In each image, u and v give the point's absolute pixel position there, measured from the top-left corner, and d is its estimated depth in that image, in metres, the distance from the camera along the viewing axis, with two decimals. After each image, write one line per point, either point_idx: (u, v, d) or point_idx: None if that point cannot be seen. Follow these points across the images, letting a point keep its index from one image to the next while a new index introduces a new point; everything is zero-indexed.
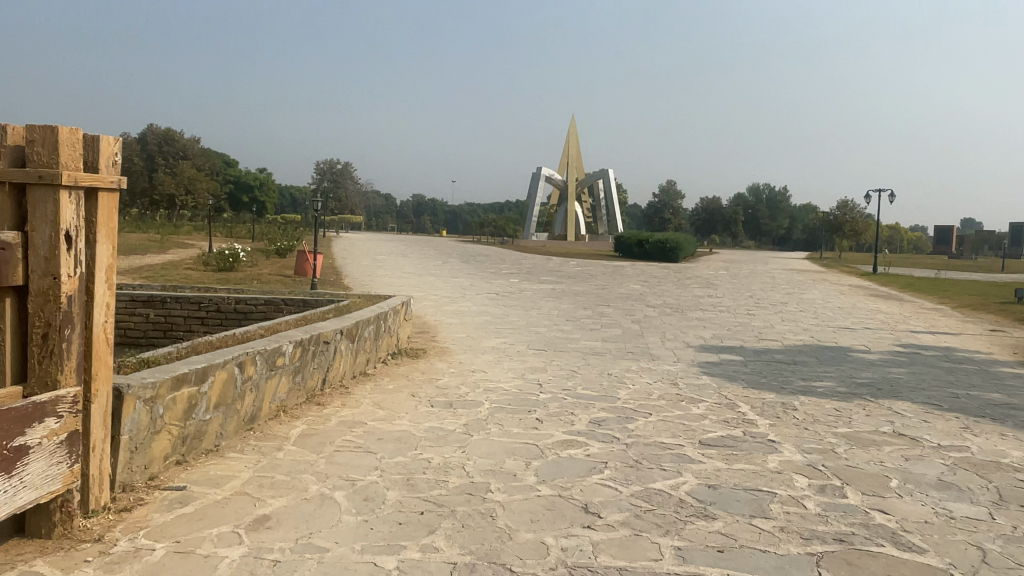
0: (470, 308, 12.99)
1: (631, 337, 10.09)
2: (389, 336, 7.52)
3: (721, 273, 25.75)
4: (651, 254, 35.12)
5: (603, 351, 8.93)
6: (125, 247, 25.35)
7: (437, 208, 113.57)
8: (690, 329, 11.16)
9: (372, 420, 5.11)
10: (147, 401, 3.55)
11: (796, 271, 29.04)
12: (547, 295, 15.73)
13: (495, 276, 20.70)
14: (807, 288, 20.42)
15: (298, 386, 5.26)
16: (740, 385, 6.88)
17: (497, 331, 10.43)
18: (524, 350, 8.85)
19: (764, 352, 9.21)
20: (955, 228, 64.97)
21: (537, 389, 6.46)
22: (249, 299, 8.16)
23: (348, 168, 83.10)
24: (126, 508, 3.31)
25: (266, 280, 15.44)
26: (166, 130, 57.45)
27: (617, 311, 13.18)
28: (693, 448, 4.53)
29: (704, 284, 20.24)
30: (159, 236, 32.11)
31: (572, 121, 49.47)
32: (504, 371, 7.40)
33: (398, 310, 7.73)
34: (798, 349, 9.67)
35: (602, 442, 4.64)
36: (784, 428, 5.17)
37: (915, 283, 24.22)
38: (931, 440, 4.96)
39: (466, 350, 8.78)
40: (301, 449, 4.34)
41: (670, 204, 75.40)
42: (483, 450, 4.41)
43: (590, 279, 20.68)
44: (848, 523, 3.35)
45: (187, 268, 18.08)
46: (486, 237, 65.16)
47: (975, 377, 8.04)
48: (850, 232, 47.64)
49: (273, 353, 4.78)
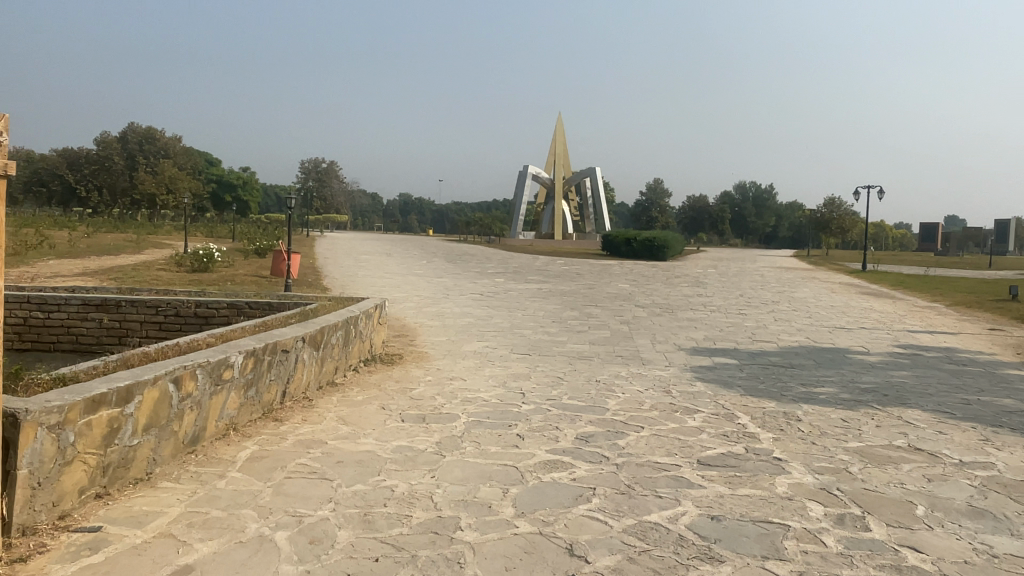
0: (453, 310, 12.47)
1: (620, 340, 9.61)
2: (361, 341, 6.98)
3: (710, 272, 25.38)
4: (638, 253, 34.77)
5: (591, 354, 8.44)
6: (99, 247, 24.57)
7: (424, 207, 113.04)
8: (681, 330, 10.69)
9: (333, 439, 4.56)
10: (52, 428, 3.02)
11: (786, 269, 28.72)
12: (533, 295, 15.22)
13: (480, 276, 20.17)
14: (798, 287, 20.04)
15: (250, 402, 4.72)
16: (737, 392, 6.41)
17: (479, 334, 9.92)
18: (508, 354, 8.35)
19: (759, 355, 8.75)
20: (939, 226, 65.07)
21: (520, 398, 5.96)
22: (210, 303, 7.57)
23: (334, 167, 82.30)
24: (22, 557, 2.76)
25: (241, 282, 14.87)
26: (147, 129, 56.60)
27: (605, 312, 12.69)
28: (692, 469, 4.03)
29: (694, 284, 19.80)
30: (139, 236, 31.43)
31: (559, 120, 49.06)
32: (484, 378, 6.90)
33: (370, 313, 7.17)
34: (795, 350, 9.22)
35: (589, 463, 4.14)
36: (790, 443, 4.69)
37: (906, 281, 23.98)
38: (952, 456, 4.49)
39: (445, 355, 8.26)
40: (246, 477, 3.80)
41: (657, 202, 75.23)
42: (454, 475, 3.89)
43: (578, 279, 20.21)
44: (877, 566, 2.86)
45: (160, 268, 17.45)
46: (473, 237, 64.73)
47: (984, 381, 7.61)
48: (837, 230, 47.46)
49: (218, 365, 4.24)
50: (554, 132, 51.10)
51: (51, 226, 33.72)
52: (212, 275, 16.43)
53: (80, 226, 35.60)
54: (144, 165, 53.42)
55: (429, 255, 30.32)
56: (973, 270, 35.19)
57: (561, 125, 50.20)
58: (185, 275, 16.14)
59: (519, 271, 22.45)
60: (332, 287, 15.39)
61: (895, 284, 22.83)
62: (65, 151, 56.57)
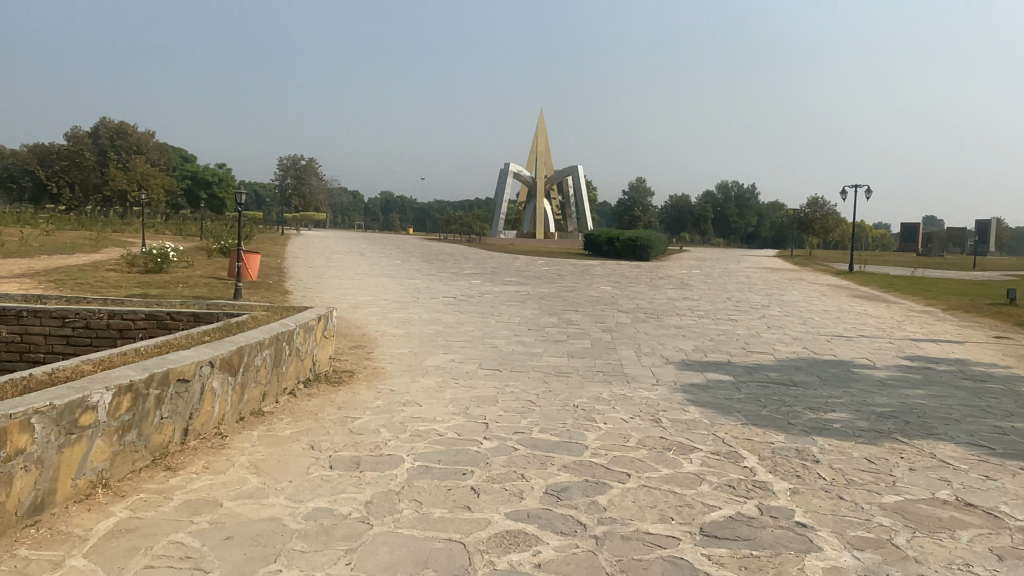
0: (420, 315, 11.42)
1: (602, 351, 8.63)
2: (298, 360, 5.95)
3: (695, 274, 24.50)
4: (622, 253, 33.92)
5: (569, 371, 7.45)
6: (55, 246, 23.15)
7: (405, 205, 111.48)
8: (668, 339, 9.73)
9: (233, 499, 3.54)
10: None
11: (771, 270, 27.97)
12: (510, 299, 14.22)
13: (456, 277, 19.11)
14: (787, 289, 19.23)
15: (126, 450, 3.70)
16: (737, 420, 5.46)
17: (446, 344, 8.91)
18: (474, 370, 7.34)
19: (757, 370, 7.83)
20: (920, 227, 64.88)
21: (480, 432, 4.95)
22: (125, 313, 6.51)
23: (312, 163, 80.58)
24: None
25: (194, 284, 13.71)
26: (120, 123, 54.40)
27: (586, 318, 11.73)
28: (694, 547, 3.06)
29: (680, 286, 18.90)
30: (102, 235, 29.91)
31: (541, 117, 48.07)
32: (443, 401, 5.89)
33: (311, 326, 6.16)
34: (795, 364, 8.29)
35: (559, 535, 3.15)
36: (814, 499, 3.74)
37: (894, 283, 23.29)
38: (1016, 517, 3.57)
39: (403, 371, 7.23)
40: (90, 568, 2.78)
41: (640, 200, 74.65)
42: (378, 560, 2.90)
43: (558, 280, 19.24)
44: None
45: (109, 268, 16.18)
46: (454, 236, 63.47)
47: (1010, 402, 6.76)
48: (821, 229, 46.94)
49: (68, 409, 3.23)
50: (537, 129, 50.03)
51: (9, 223, 32.10)
52: (166, 276, 15.26)
53: (41, 222, 33.98)
54: (115, 161, 51.71)
55: (405, 254, 29.15)
56: (956, 271, 35.38)
57: (543, 121, 49.16)
58: (135, 277, 14.96)
59: (497, 272, 21.44)
60: (295, 290, 14.30)
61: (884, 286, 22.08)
62: (34, 146, 54.71)
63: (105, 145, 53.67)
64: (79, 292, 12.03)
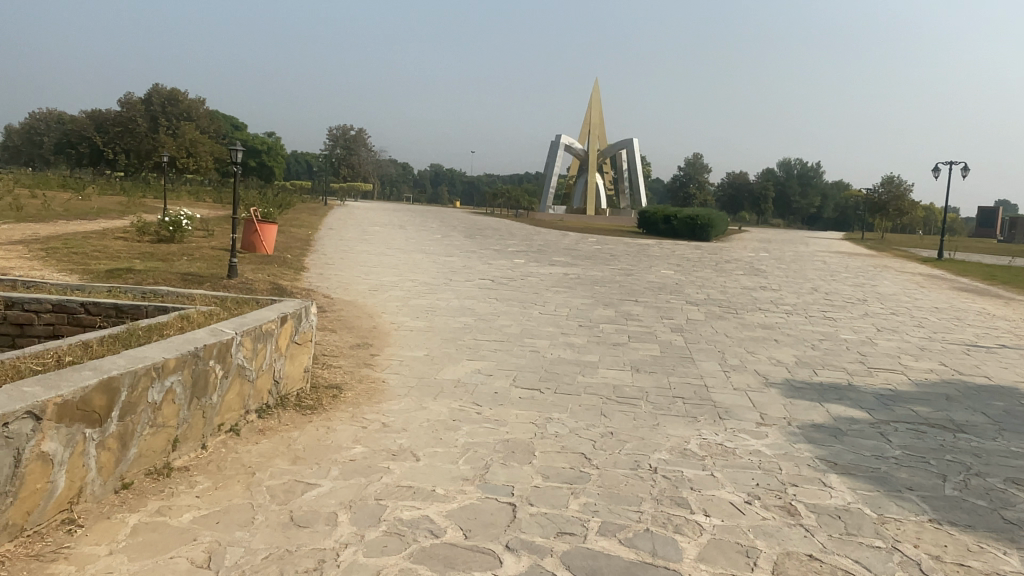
0: (448, 303, 9.49)
1: (676, 364, 6.55)
2: (246, 380, 4.06)
3: (765, 257, 21.98)
4: (678, 232, 31.41)
5: (634, 395, 5.41)
6: (79, 211, 21.73)
7: (454, 178, 109.65)
8: (759, 347, 7.57)
9: None
10: None
11: (849, 255, 25.24)
12: (557, 284, 12.14)
13: (497, 256, 17.09)
14: (877, 279, 16.73)
15: None
16: (923, 515, 3.36)
17: (473, 346, 6.94)
18: (505, 390, 5.37)
19: (897, 402, 5.65)
20: (999, 210, 60.07)
21: (503, 529, 2.98)
22: (26, 303, 4.74)
23: (362, 133, 78.86)
24: None
25: (195, 257, 11.99)
26: (171, 90, 53.08)
27: (648, 311, 9.63)
28: None
29: (751, 272, 16.48)
30: (135, 201, 28.46)
31: (594, 87, 45.40)
32: (453, 452, 3.93)
33: (269, 332, 4.26)
34: (943, 394, 6.06)
35: None
36: None
37: (997, 274, 20.41)
38: None
39: (408, 390, 5.29)
40: None
41: (696, 176, 71.03)
42: None
43: (612, 262, 17.06)
44: None
45: (115, 237, 14.61)
46: (501, 210, 61.26)
47: None
48: (896, 212, 43.20)
49: None
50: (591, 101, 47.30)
51: (48, 187, 30.91)
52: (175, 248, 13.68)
53: (80, 185, 32.72)
54: (166, 127, 50.49)
55: (446, 228, 27.20)
56: None
57: (597, 93, 46.45)
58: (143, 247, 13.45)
59: (543, 251, 19.35)
60: (310, 267, 12.51)
61: (987, 277, 19.29)
62: (88, 112, 53.99)
63: (157, 111, 52.46)
64: (62, 266, 10.43)
